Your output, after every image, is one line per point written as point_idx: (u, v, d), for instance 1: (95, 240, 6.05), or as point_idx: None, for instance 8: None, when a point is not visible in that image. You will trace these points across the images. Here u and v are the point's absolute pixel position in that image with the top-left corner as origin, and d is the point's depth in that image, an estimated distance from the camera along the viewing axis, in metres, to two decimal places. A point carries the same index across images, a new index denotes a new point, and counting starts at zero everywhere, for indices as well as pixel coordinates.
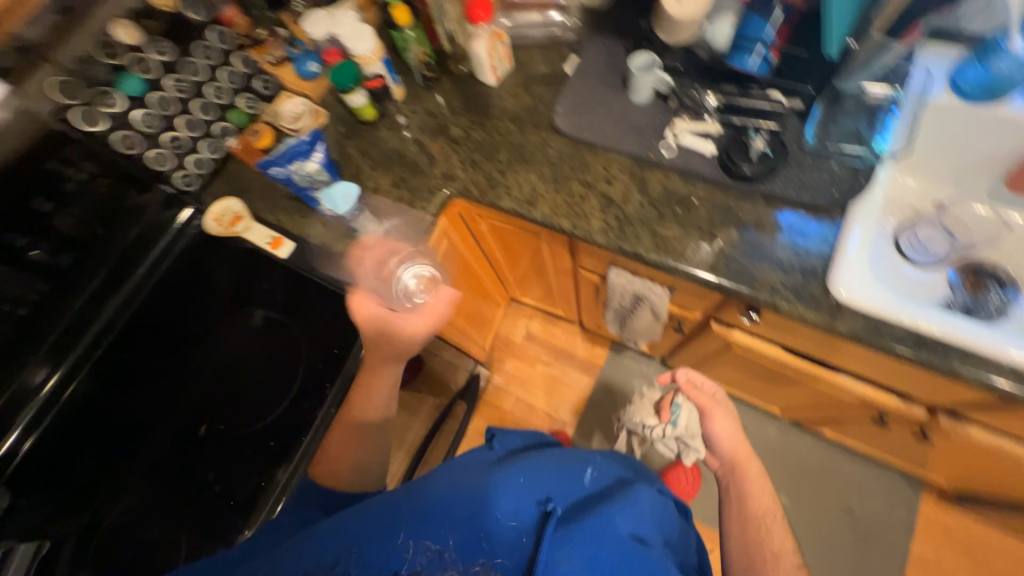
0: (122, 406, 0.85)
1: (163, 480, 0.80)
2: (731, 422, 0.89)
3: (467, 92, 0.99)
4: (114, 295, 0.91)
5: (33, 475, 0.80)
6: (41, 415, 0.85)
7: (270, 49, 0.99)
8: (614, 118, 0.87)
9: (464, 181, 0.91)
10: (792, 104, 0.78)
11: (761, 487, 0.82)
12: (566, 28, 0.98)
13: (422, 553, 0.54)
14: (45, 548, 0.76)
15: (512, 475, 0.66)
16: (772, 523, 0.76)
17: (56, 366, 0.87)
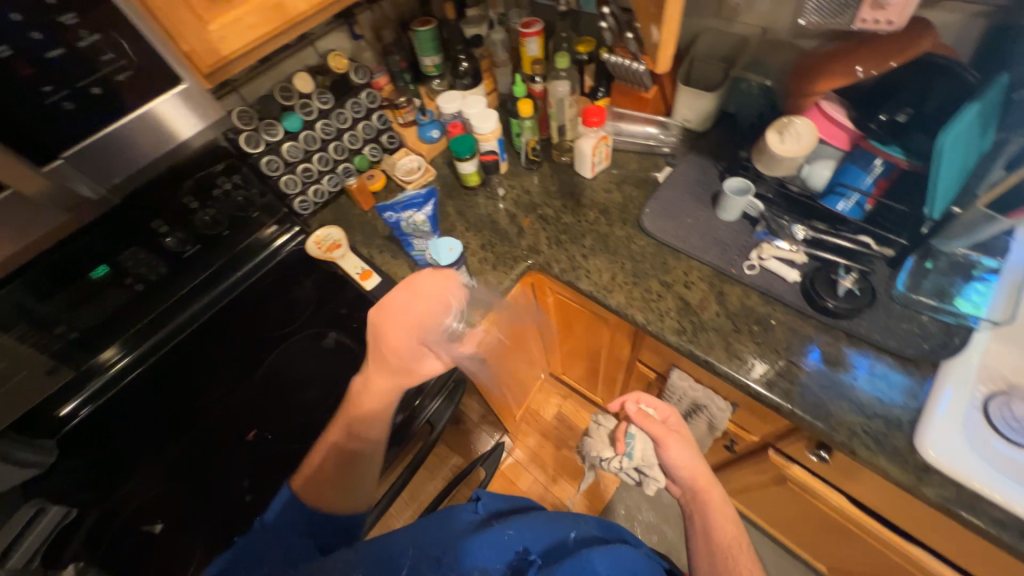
0: (184, 394, 0.89)
1: (193, 476, 0.81)
2: (686, 445, 0.85)
3: (564, 180, 1.09)
4: (208, 292, 0.97)
5: (85, 438, 0.85)
6: (106, 388, 0.89)
7: (404, 113, 1.15)
8: (699, 230, 0.92)
9: (546, 257, 0.97)
10: (883, 252, 0.79)
11: (726, 516, 0.79)
12: (663, 141, 1.08)
13: (421, 560, 0.61)
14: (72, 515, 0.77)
15: (498, 531, 0.68)
16: (738, 553, 0.73)
17: (133, 347, 0.91)
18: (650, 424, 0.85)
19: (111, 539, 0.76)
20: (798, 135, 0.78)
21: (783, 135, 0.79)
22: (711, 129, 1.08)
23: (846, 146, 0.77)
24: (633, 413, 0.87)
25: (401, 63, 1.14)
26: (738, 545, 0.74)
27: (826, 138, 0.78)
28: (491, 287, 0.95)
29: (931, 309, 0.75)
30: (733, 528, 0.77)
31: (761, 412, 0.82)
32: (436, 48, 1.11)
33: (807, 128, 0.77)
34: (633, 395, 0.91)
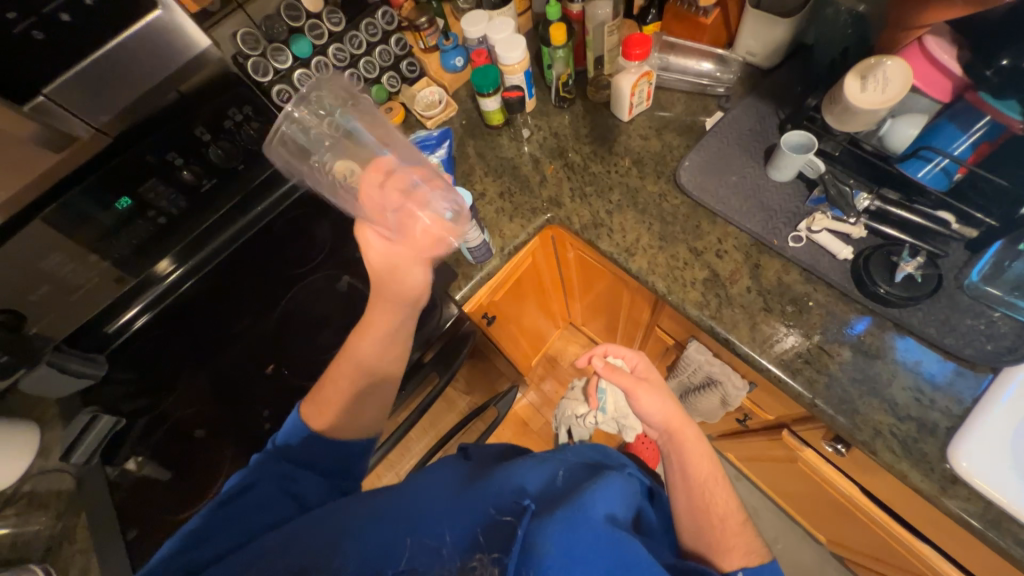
0: (213, 321, 0.93)
1: (223, 402, 0.87)
2: (659, 393, 0.77)
3: (597, 122, 0.97)
4: (235, 220, 0.99)
5: (131, 352, 0.92)
6: (158, 299, 0.95)
7: (425, 36, 1.03)
8: (744, 192, 0.81)
9: (567, 211, 0.89)
10: (963, 232, 0.66)
11: (701, 450, 0.74)
12: (717, 79, 0.93)
13: (421, 551, 0.56)
14: (120, 426, 0.85)
15: (487, 486, 0.64)
16: (716, 487, 0.71)
17: (181, 262, 0.96)
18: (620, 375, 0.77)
19: (161, 440, 0.86)
20: (885, 83, 0.64)
21: (865, 81, 0.65)
22: (778, 66, 0.91)
23: (946, 98, 0.64)
24: (601, 366, 0.78)
25: None
26: (714, 478, 0.72)
27: (923, 86, 0.64)
28: (505, 241, 0.90)
29: (1008, 305, 0.64)
30: (710, 468, 0.73)
31: (778, 396, 0.77)
32: None
33: (899, 73, 0.63)
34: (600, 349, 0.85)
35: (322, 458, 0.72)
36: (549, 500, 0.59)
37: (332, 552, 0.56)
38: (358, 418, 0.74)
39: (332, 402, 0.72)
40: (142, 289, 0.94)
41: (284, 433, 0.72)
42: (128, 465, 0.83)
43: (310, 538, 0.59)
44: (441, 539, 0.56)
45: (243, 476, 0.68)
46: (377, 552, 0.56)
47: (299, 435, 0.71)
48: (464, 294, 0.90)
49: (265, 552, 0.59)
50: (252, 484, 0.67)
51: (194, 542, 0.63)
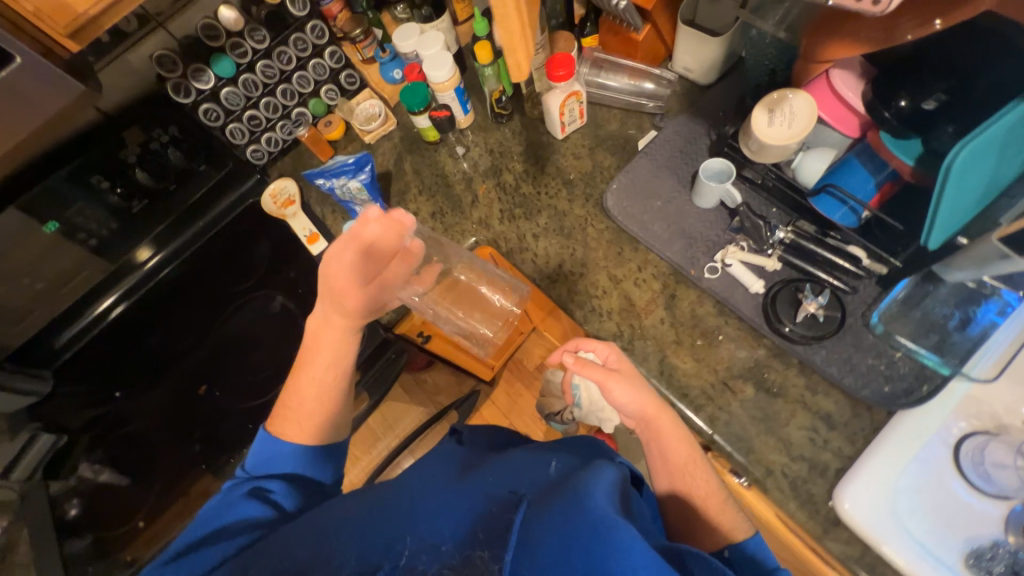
0: (163, 334, 0.91)
1: (172, 421, 0.88)
2: (630, 387, 0.62)
3: (532, 138, 0.95)
4: (190, 225, 0.94)
5: (83, 367, 0.87)
6: (135, 288, 0.92)
7: (361, 48, 1.00)
8: (668, 218, 0.80)
9: (496, 233, 0.89)
10: (872, 270, 0.65)
11: (677, 435, 0.60)
12: (654, 98, 0.90)
13: (421, 554, 0.44)
14: (62, 442, 0.81)
15: (482, 476, 0.52)
16: (694, 471, 0.58)
17: (158, 250, 0.93)
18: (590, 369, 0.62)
19: (116, 446, 0.85)
20: (791, 117, 0.62)
21: (773, 114, 0.63)
22: (715, 83, 0.88)
23: (855, 135, 0.62)
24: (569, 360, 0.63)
25: None
26: (694, 465, 0.59)
27: (830, 121, 0.62)
28: None
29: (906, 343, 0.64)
30: (689, 456, 0.59)
31: None
32: None
33: (805, 107, 0.62)
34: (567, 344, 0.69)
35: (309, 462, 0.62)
36: (544, 490, 0.46)
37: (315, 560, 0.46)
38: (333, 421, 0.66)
39: (311, 400, 0.63)
40: (121, 277, 0.91)
41: (256, 452, 0.62)
42: (82, 473, 0.81)
43: (298, 550, 0.48)
44: (437, 535, 0.46)
45: (219, 503, 0.58)
46: (358, 565, 0.44)
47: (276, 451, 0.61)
48: (389, 318, 0.89)
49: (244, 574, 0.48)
50: (233, 508, 0.57)
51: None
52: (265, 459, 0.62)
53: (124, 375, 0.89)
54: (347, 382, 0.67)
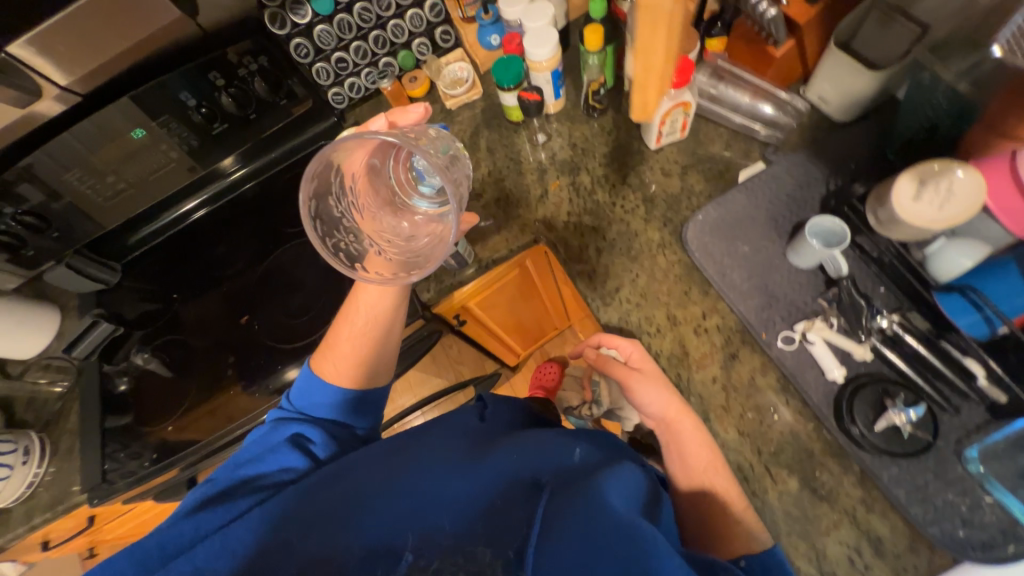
0: (222, 252, 0.96)
1: (209, 335, 0.92)
2: (656, 388, 0.62)
3: (621, 141, 0.86)
4: (267, 153, 0.93)
5: (149, 266, 0.93)
6: (219, 196, 0.92)
7: (464, 5, 0.92)
8: (751, 268, 0.71)
9: (557, 236, 0.83)
10: (987, 394, 0.55)
11: (701, 443, 0.60)
12: (770, 126, 0.79)
13: (422, 539, 0.44)
14: (117, 333, 0.89)
15: (501, 450, 0.52)
16: (714, 477, 0.58)
17: (247, 162, 0.92)
18: (610, 368, 0.64)
19: (161, 346, 0.91)
20: (946, 197, 0.52)
21: (923, 187, 0.53)
22: (852, 122, 0.75)
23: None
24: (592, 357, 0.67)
25: None
26: (716, 471, 0.58)
27: (997, 211, 0.51)
28: (483, 254, 0.85)
29: (1000, 490, 0.55)
30: (708, 463, 0.59)
31: None
32: None
33: (968, 190, 0.51)
34: (592, 339, 0.69)
35: (350, 400, 0.65)
36: (567, 479, 0.47)
37: (360, 510, 0.47)
38: (369, 363, 0.68)
39: (359, 333, 0.68)
40: (206, 183, 0.91)
41: (299, 393, 0.65)
42: (134, 361, 0.89)
43: (334, 495, 0.49)
44: (437, 530, 0.45)
45: (260, 442, 0.59)
46: (382, 531, 0.45)
47: (308, 388, 0.64)
48: (430, 296, 0.85)
49: (286, 517, 0.49)
50: (274, 446, 0.59)
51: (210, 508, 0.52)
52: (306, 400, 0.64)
53: (180, 282, 0.95)
54: (384, 330, 0.69)
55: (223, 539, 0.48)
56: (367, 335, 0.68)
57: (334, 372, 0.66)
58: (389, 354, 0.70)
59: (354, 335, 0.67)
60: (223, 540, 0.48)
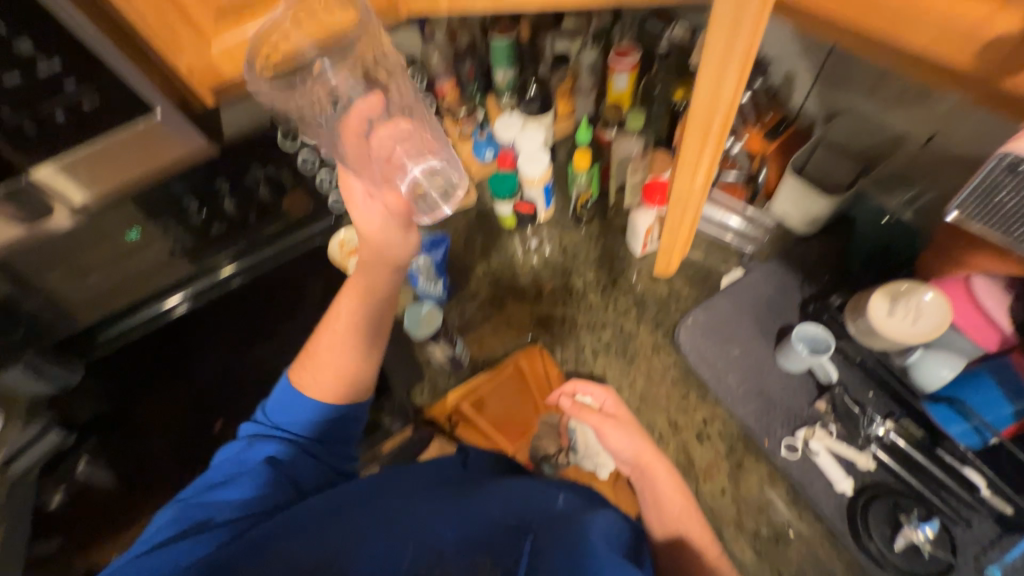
0: (199, 354, 0.67)
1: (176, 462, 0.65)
2: (631, 436, 0.61)
3: (609, 247, 0.92)
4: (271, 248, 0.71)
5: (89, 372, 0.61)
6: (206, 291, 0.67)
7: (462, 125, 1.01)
8: (745, 373, 0.73)
9: (553, 338, 0.84)
10: (994, 506, 0.56)
11: (675, 487, 0.59)
12: (741, 236, 0.85)
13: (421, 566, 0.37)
14: (73, 469, 0.57)
15: (486, 492, 0.46)
16: (689, 522, 0.56)
17: (243, 257, 0.69)
18: (587, 415, 0.63)
19: (95, 477, 0.60)
20: (916, 315, 0.57)
21: (893, 305, 0.58)
22: (813, 235, 0.82)
23: (993, 347, 0.57)
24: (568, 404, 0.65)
25: (471, 71, 0.99)
26: (689, 516, 0.56)
27: (964, 328, 0.57)
28: (478, 354, 0.85)
29: None
30: (683, 507, 0.57)
31: None
32: (511, 63, 0.95)
33: (934, 309, 0.57)
34: (565, 386, 0.69)
35: (326, 420, 0.51)
36: (553, 526, 0.42)
37: (338, 551, 0.37)
38: (346, 375, 0.52)
39: (341, 337, 0.52)
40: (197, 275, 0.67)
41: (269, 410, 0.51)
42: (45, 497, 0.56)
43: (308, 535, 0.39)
44: (435, 543, 0.39)
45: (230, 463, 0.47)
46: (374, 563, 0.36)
47: (280, 399, 0.51)
48: (424, 400, 0.82)
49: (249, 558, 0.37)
50: (247, 469, 0.46)
51: (162, 543, 0.40)
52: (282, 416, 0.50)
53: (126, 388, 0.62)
54: (368, 334, 0.53)
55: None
56: (349, 340, 0.52)
57: (315, 386, 0.51)
58: (377, 355, 0.54)
59: (336, 338, 0.52)
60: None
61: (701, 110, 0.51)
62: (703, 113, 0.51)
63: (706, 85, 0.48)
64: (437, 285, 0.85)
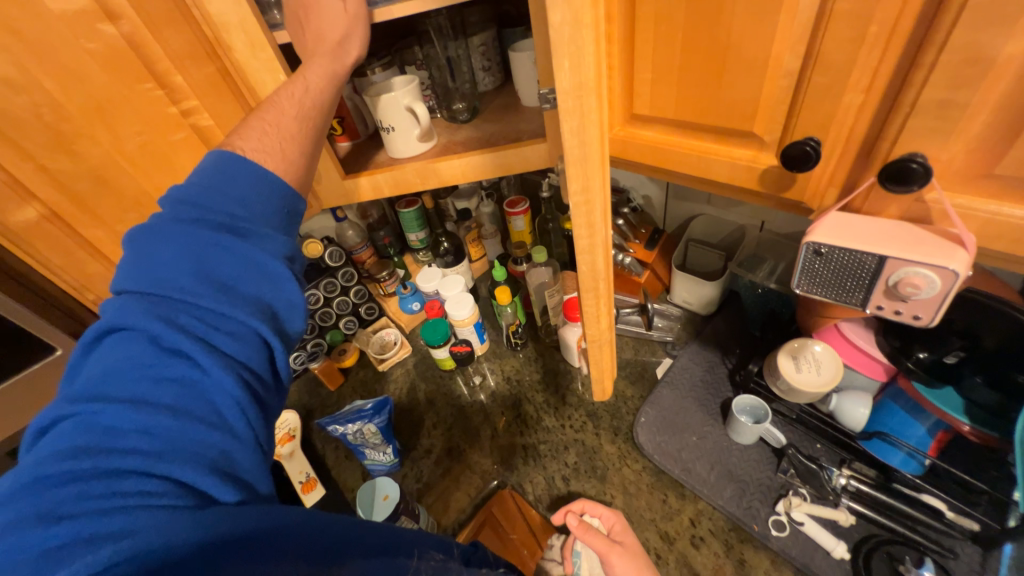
0: None
1: None
2: (637, 563, 0.58)
3: (549, 365, 0.96)
4: None
5: None
6: None
7: (384, 286, 1.05)
8: (709, 457, 0.74)
9: (519, 475, 0.80)
10: (962, 526, 0.58)
11: None
12: (660, 328, 0.94)
13: None
14: None
15: None
16: None
17: None
18: (593, 537, 0.60)
19: None
20: (817, 364, 0.66)
21: (798, 361, 0.68)
22: (714, 313, 0.95)
23: (884, 376, 0.64)
24: (573, 525, 0.62)
25: (386, 238, 1.08)
26: None
27: (853, 365, 0.66)
28: (445, 518, 0.77)
29: None
30: None
31: None
32: (421, 226, 1.05)
33: (829, 356, 0.66)
34: (571, 505, 0.67)
35: (264, 264, 0.41)
36: None
37: None
38: (280, 139, 0.47)
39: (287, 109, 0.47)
40: None
41: (175, 251, 0.37)
42: None
43: (304, 520, 0.35)
44: None
45: (139, 340, 0.34)
46: None
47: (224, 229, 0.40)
48: None
49: (257, 526, 0.31)
50: (175, 356, 0.34)
51: (107, 464, 0.30)
52: (201, 266, 0.38)
53: None
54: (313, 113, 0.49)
55: (166, 527, 0.29)
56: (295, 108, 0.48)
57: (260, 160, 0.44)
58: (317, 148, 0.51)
59: (281, 110, 0.47)
60: (167, 535, 0.28)
61: (586, 279, 0.49)
62: (589, 281, 0.49)
63: (585, 260, 0.47)
64: (385, 450, 0.80)
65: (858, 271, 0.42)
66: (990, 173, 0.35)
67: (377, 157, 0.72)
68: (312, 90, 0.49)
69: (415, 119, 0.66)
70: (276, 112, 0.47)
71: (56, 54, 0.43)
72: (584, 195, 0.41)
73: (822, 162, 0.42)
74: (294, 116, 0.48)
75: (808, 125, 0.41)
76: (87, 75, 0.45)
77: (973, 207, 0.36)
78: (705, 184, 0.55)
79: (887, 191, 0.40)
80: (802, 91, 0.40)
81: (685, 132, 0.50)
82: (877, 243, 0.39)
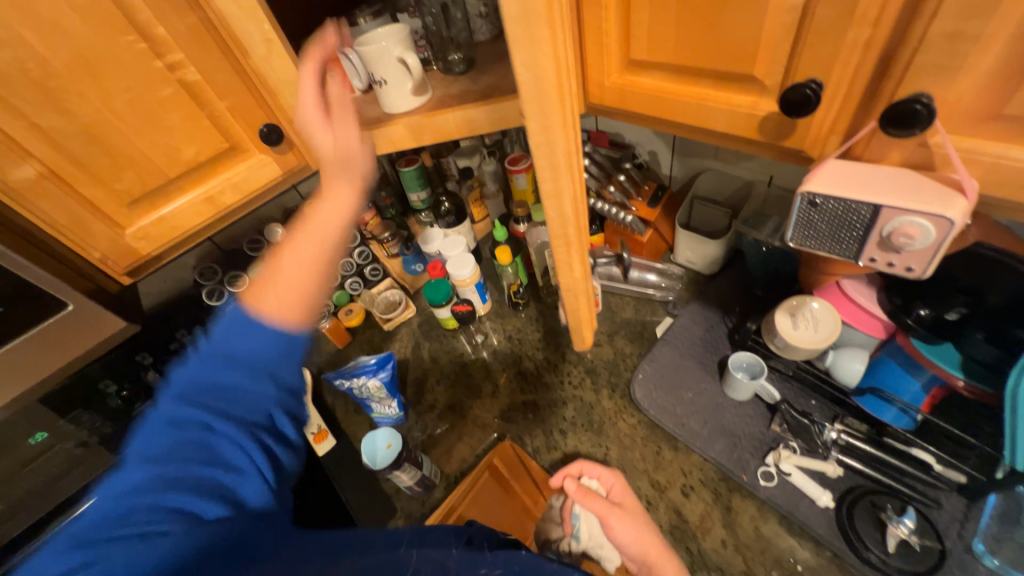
0: None
1: None
2: (637, 524, 0.60)
3: (548, 324, 0.97)
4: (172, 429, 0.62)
5: None
6: None
7: (387, 247, 1.03)
8: (704, 414, 0.76)
9: (519, 429, 0.83)
10: (948, 477, 0.59)
11: None
12: (660, 287, 0.94)
13: None
14: None
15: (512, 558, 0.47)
16: None
17: None
18: (593, 501, 0.62)
19: None
20: (815, 322, 0.66)
21: (795, 318, 0.68)
22: (718, 272, 0.94)
23: (883, 334, 0.63)
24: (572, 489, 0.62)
25: (387, 198, 1.07)
26: None
27: (853, 323, 0.65)
28: (449, 468, 0.81)
29: None
30: None
31: None
32: (422, 185, 1.03)
33: (827, 314, 0.66)
34: (570, 467, 0.68)
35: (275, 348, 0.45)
36: None
37: None
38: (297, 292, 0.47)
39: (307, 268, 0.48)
40: None
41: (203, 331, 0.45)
42: None
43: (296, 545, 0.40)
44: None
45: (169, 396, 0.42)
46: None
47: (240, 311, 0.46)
48: None
49: (242, 543, 0.37)
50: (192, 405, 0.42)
51: (133, 485, 0.37)
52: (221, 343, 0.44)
53: None
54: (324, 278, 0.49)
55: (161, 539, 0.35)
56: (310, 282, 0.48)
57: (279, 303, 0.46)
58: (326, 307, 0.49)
59: (299, 273, 0.48)
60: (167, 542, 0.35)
61: (555, 224, 0.48)
62: (558, 226, 0.48)
63: (552, 205, 0.46)
64: (391, 404, 0.84)
65: (852, 221, 0.41)
66: (998, 114, 0.33)
67: (371, 112, 0.70)
68: (324, 247, 0.50)
69: (408, 71, 0.64)
70: (300, 260, 0.48)
71: (35, 5, 0.43)
72: (544, 136, 0.40)
73: (822, 105, 0.40)
74: (318, 279, 0.48)
75: (809, 65, 0.39)
76: (67, 25, 0.45)
77: (978, 151, 0.35)
78: (704, 134, 0.53)
79: (890, 136, 0.38)
80: (804, 27, 0.37)
81: (682, 78, 0.48)
82: (871, 191, 0.37)
